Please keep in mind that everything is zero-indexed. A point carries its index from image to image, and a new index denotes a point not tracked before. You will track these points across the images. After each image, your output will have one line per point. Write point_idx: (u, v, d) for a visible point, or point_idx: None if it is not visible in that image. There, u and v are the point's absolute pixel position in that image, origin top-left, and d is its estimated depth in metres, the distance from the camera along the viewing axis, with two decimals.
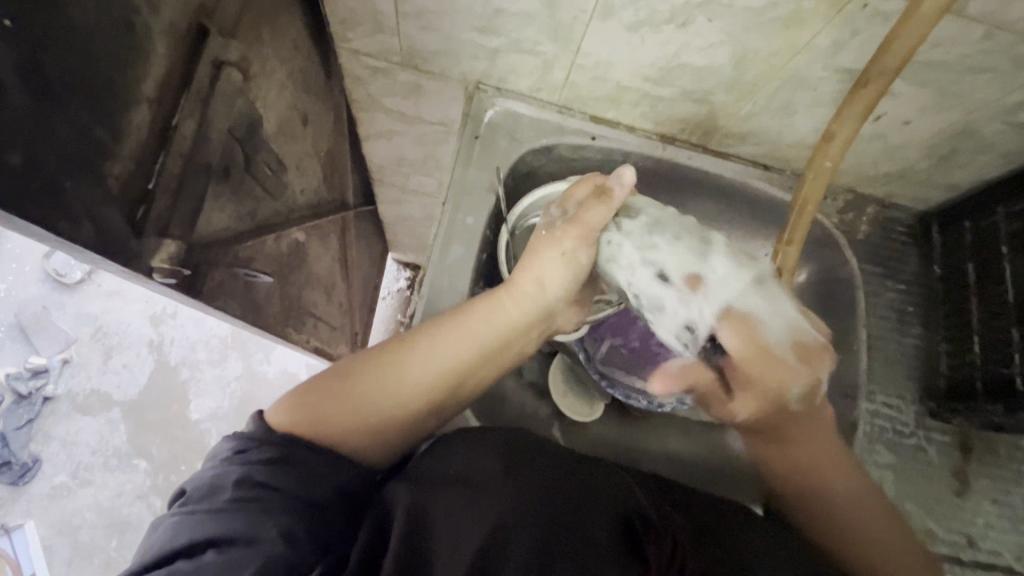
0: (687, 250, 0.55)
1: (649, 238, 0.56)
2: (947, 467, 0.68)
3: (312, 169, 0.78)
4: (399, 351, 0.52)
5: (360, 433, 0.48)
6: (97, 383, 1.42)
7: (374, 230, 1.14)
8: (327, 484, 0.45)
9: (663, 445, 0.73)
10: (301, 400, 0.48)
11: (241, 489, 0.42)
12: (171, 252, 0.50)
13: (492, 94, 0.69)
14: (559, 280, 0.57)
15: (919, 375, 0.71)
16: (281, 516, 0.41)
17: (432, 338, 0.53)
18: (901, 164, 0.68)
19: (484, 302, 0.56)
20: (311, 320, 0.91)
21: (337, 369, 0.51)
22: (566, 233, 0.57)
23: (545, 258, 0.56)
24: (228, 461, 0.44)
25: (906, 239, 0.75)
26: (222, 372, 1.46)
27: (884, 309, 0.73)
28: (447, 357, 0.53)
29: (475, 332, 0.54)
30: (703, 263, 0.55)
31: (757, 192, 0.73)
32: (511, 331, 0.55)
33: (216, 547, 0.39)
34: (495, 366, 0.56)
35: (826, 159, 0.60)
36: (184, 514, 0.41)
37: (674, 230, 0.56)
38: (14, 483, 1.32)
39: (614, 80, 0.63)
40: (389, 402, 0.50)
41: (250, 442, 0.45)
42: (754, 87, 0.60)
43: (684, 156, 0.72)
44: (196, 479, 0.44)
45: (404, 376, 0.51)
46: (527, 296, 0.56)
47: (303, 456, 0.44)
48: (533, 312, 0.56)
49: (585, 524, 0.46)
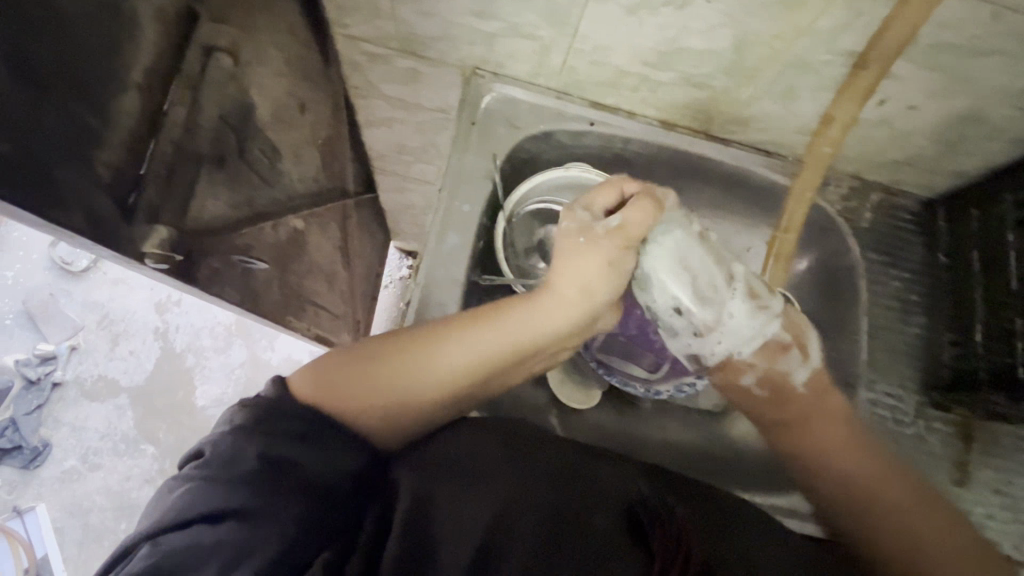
0: (711, 293, 0.55)
1: (683, 273, 0.53)
2: (949, 457, 0.67)
3: (310, 156, 0.78)
4: (434, 342, 0.50)
5: (383, 419, 0.48)
6: (104, 370, 1.44)
7: (376, 218, 1.13)
8: (345, 467, 0.44)
9: (663, 433, 0.73)
10: (330, 377, 0.48)
11: (264, 461, 0.41)
12: (163, 236, 0.54)
13: (489, 79, 0.68)
14: (604, 285, 0.51)
15: (921, 364, 0.70)
16: (301, 495, 0.41)
17: (467, 335, 0.50)
18: (907, 151, 0.66)
19: (525, 303, 0.51)
20: (311, 308, 0.91)
21: (369, 349, 0.50)
22: (601, 239, 0.51)
23: (585, 262, 0.50)
24: (248, 430, 0.42)
25: (911, 226, 0.74)
26: (226, 360, 1.47)
27: (888, 298, 0.72)
28: (478, 359, 0.50)
29: (511, 337, 0.50)
30: (725, 306, 0.55)
31: (759, 179, 0.72)
32: (547, 337, 0.52)
33: (234, 519, 0.38)
34: (524, 366, 0.54)
35: (824, 144, 0.60)
36: (201, 481, 0.40)
37: (706, 271, 0.54)
38: (26, 466, 1.36)
39: (613, 65, 0.62)
40: (414, 398, 0.49)
41: (273, 411, 0.43)
42: (756, 71, 0.58)
43: (684, 142, 0.71)
44: (211, 442, 0.42)
45: (433, 373, 0.49)
46: (572, 301, 0.51)
47: (327, 436, 0.44)
48: (576, 319, 0.52)
49: (590, 514, 0.46)
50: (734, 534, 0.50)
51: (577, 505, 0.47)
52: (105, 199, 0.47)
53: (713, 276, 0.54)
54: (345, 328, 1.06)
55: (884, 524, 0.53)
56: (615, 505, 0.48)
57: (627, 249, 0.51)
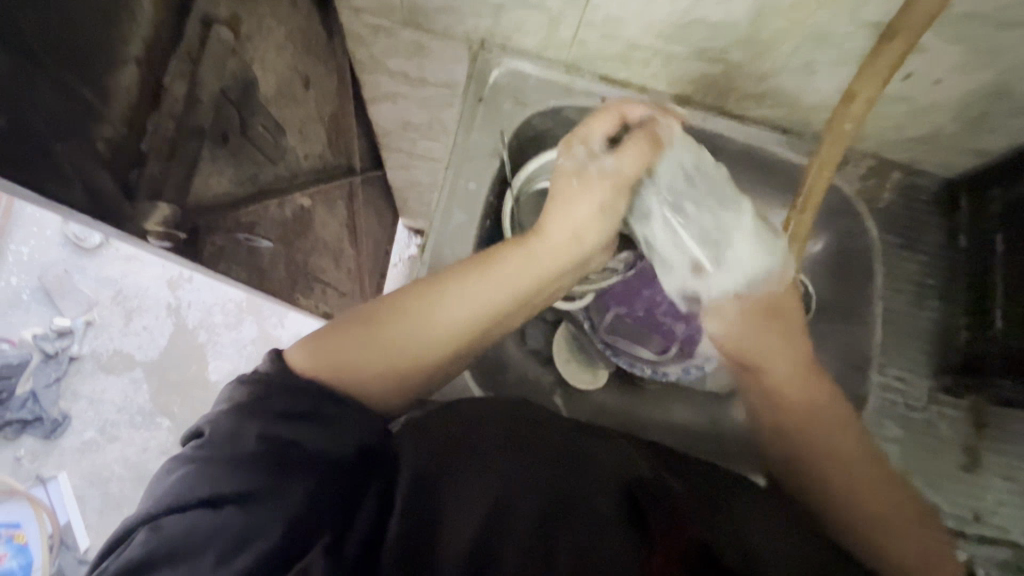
0: (717, 226, 0.58)
1: (679, 207, 0.58)
2: (958, 442, 0.66)
3: (315, 132, 0.77)
4: (426, 297, 0.50)
5: (382, 382, 0.48)
6: (119, 344, 1.47)
7: (383, 196, 1.12)
8: (347, 444, 0.43)
9: (666, 414, 0.73)
10: (325, 346, 0.47)
11: (265, 443, 0.40)
12: (165, 214, 0.53)
13: (496, 54, 0.67)
14: (596, 228, 0.55)
15: (934, 349, 0.69)
16: (304, 475, 0.41)
17: (464, 283, 0.51)
18: (928, 129, 0.64)
19: (520, 246, 0.53)
20: (318, 286, 0.91)
21: (361, 313, 0.50)
22: (615, 170, 0.55)
23: (579, 203, 0.54)
24: (247, 410, 0.41)
25: (928, 207, 0.72)
26: (238, 336, 1.50)
27: (902, 281, 0.70)
28: (478, 309, 0.50)
29: (509, 282, 0.51)
30: (727, 242, 0.58)
31: (773, 157, 0.70)
32: (544, 279, 0.53)
33: (236, 503, 0.38)
34: (523, 310, 0.55)
35: (845, 122, 0.56)
36: (203, 463, 0.39)
37: (708, 206, 0.58)
38: (48, 437, 1.39)
39: (624, 38, 0.60)
40: (412, 355, 0.49)
41: (272, 390, 0.42)
42: (773, 44, 0.56)
43: (697, 118, 0.69)
44: (214, 423, 0.41)
45: (430, 328, 0.49)
46: (564, 245, 0.54)
47: (329, 411, 0.43)
48: (570, 258, 0.54)
49: (588, 494, 0.46)
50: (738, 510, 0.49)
51: (574, 485, 0.46)
52: (105, 174, 0.47)
53: (724, 212, 0.57)
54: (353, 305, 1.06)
55: (849, 505, 0.52)
56: (618, 486, 0.47)
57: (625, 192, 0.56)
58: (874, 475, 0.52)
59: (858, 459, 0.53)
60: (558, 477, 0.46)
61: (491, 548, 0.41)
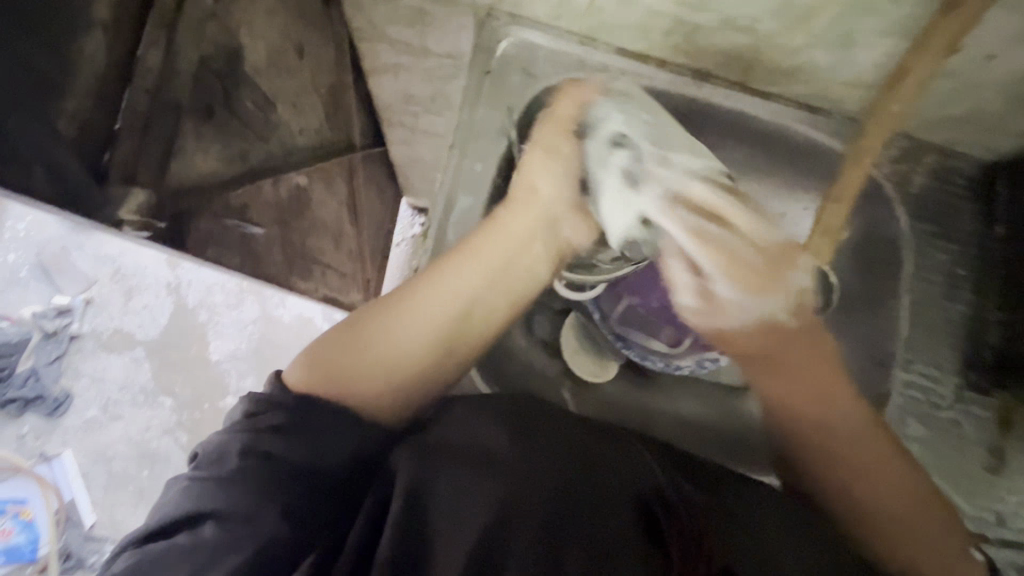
0: (615, 171, 0.57)
1: (593, 170, 0.58)
2: (983, 442, 0.63)
3: (311, 107, 0.73)
4: (406, 298, 0.52)
5: (375, 381, 0.48)
6: (118, 323, 1.39)
7: (384, 174, 1.08)
8: (338, 455, 0.42)
9: (675, 408, 0.70)
10: (314, 364, 0.47)
11: (250, 458, 0.40)
12: None
13: (505, 22, 0.62)
14: (549, 180, 0.58)
15: (963, 344, 0.65)
16: (284, 492, 0.40)
17: (436, 270, 0.54)
18: (972, 109, 0.59)
19: (485, 226, 0.57)
20: (318, 268, 0.88)
21: (344, 330, 0.50)
22: (543, 136, 0.59)
23: (530, 160, 0.58)
24: (239, 427, 0.41)
25: (965, 193, 0.67)
26: (239, 315, 1.46)
27: (933, 271, 0.66)
28: (455, 288, 0.52)
29: (476, 253, 0.54)
30: (627, 184, 0.57)
31: (799, 137, 0.66)
32: (513, 247, 0.55)
33: (216, 522, 0.38)
34: (505, 296, 0.55)
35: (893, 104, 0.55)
36: (190, 482, 0.40)
37: (608, 159, 0.57)
38: (48, 416, 1.36)
39: (644, 6, 0.55)
40: (397, 345, 0.49)
41: (264, 405, 0.42)
42: (810, 13, 0.51)
43: (720, 95, 0.64)
44: (207, 443, 0.42)
45: (409, 313, 0.51)
46: (523, 202, 0.57)
47: (316, 420, 0.42)
48: (534, 223, 0.56)
49: (593, 507, 0.44)
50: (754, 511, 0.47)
51: (580, 494, 0.44)
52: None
53: (615, 161, 0.57)
54: None
55: (868, 507, 0.50)
56: (627, 497, 0.45)
57: (567, 133, 0.59)
58: (873, 458, 0.51)
59: (852, 427, 0.52)
60: (567, 485, 0.44)
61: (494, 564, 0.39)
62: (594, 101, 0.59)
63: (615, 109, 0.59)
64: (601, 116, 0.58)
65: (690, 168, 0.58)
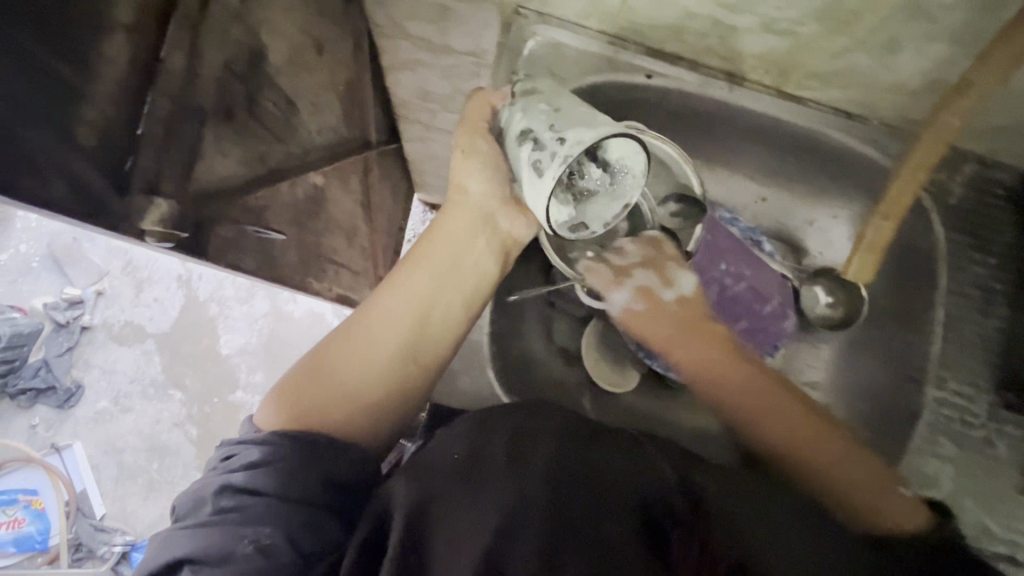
0: (525, 174, 0.46)
1: (520, 176, 0.48)
2: (1017, 464, 0.61)
3: (329, 104, 0.71)
4: (363, 320, 0.51)
5: (344, 399, 0.48)
6: (130, 315, 1.48)
7: (398, 171, 1.06)
8: (311, 479, 0.42)
9: (698, 419, 0.69)
10: (285, 400, 0.47)
11: (220, 499, 0.41)
12: (164, 212, 0.51)
13: (532, 20, 0.60)
14: (477, 179, 0.53)
15: (998, 362, 0.63)
16: (259, 525, 0.39)
17: (384, 288, 0.53)
18: (1018, 118, 0.56)
19: (426, 237, 0.55)
20: (331, 268, 0.87)
21: (309, 361, 0.50)
22: (465, 148, 0.53)
23: (460, 164, 0.53)
24: (215, 472, 0.43)
25: (1004, 204, 0.65)
26: (250, 310, 1.52)
27: (968, 285, 0.64)
28: (410, 298, 0.51)
29: (422, 262, 0.53)
30: (530, 187, 0.46)
31: (836, 144, 0.63)
32: (458, 249, 0.54)
33: (193, 565, 0.38)
34: (460, 296, 0.54)
35: (953, 116, 0.53)
36: (171, 530, 0.41)
37: (520, 162, 0.47)
38: (61, 406, 1.42)
39: (679, 6, 0.53)
40: (357, 359, 0.49)
41: (235, 447, 0.44)
42: (854, 17, 0.49)
43: (754, 100, 0.62)
44: (185, 496, 0.43)
45: (362, 329, 0.50)
46: (457, 206, 0.54)
47: (281, 450, 0.42)
48: (471, 223, 0.54)
49: (600, 521, 0.40)
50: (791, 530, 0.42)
51: (584, 506, 0.40)
52: (88, 166, 0.44)
53: (523, 161, 0.46)
54: (367, 286, 1.02)
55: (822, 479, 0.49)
56: (637, 508, 0.41)
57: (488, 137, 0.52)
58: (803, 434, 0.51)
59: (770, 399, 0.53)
60: (567, 494, 0.40)
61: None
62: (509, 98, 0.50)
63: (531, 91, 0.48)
64: (510, 108, 0.49)
65: (560, 141, 0.43)
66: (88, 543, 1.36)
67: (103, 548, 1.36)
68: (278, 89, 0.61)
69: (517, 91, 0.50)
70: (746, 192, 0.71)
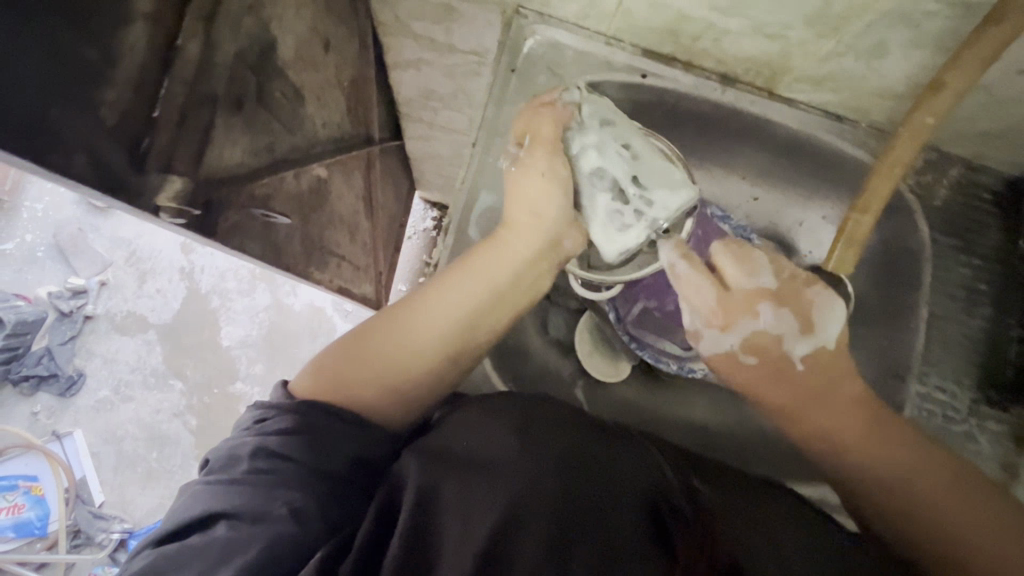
0: (599, 216, 0.52)
1: (590, 211, 0.53)
2: (998, 458, 0.63)
3: (334, 99, 0.73)
4: (410, 315, 0.51)
5: (380, 390, 0.48)
6: (132, 306, 1.52)
7: (401, 167, 1.08)
8: (341, 454, 0.44)
9: (689, 412, 0.71)
10: (322, 373, 0.48)
11: (256, 461, 0.41)
12: (177, 188, 0.51)
13: (532, 20, 0.62)
14: (552, 204, 0.52)
15: (981, 360, 0.65)
16: (292, 491, 0.41)
17: (437, 286, 0.52)
18: (1002, 122, 0.58)
19: (489, 246, 0.54)
20: (334, 260, 0.88)
21: (351, 337, 0.51)
22: (536, 164, 0.52)
23: (526, 188, 0.52)
24: (248, 432, 0.44)
25: (990, 207, 0.67)
26: (251, 302, 1.54)
27: (954, 285, 0.66)
28: (459, 303, 0.51)
29: (480, 273, 0.52)
30: (604, 230, 0.52)
31: (825, 146, 0.65)
32: (515, 266, 0.53)
33: (227, 521, 0.39)
34: (507, 310, 0.54)
35: (928, 115, 0.53)
36: (204, 485, 0.41)
37: (597, 202, 0.52)
38: (63, 394, 1.46)
39: (674, 9, 0.55)
40: (399, 355, 0.49)
41: (270, 411, 0.44)
42: (842, 22, 0.50)
43: (746, 101, 0.64)
44: (218, 451, 0.44)
45: (409, 329, 0.50)
46: (530, 227, 0.52)
47: (317, 427, 0.43)
48: (535, 248, 0.53)
49: (607, 506, 0.43)
50: (778, 527, 0.47)
51: (590, 493, 0.43)
52: (111, 146, 0.45)
53: (602, 203, 0.52)
54: (368, 279, 1.04)
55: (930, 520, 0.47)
56: (636, 498, 0.44)
57: (553, 151, 0.52)
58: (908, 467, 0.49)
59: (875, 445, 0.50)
60: (575, 488, 0.43)
61: (504, 564, 0.38)
62: (574, 121, 0.53)
63: (596, 122, 0.53)
64: (579, 134, 0.53)
65: (652, 199, 0.51)
66: (87, 530, 1.39)
67: (100, 535, 1.38)
68: (287, 82, 0.63)
69: (582, 118, 0.53)
70: (740, 191, 0.70)
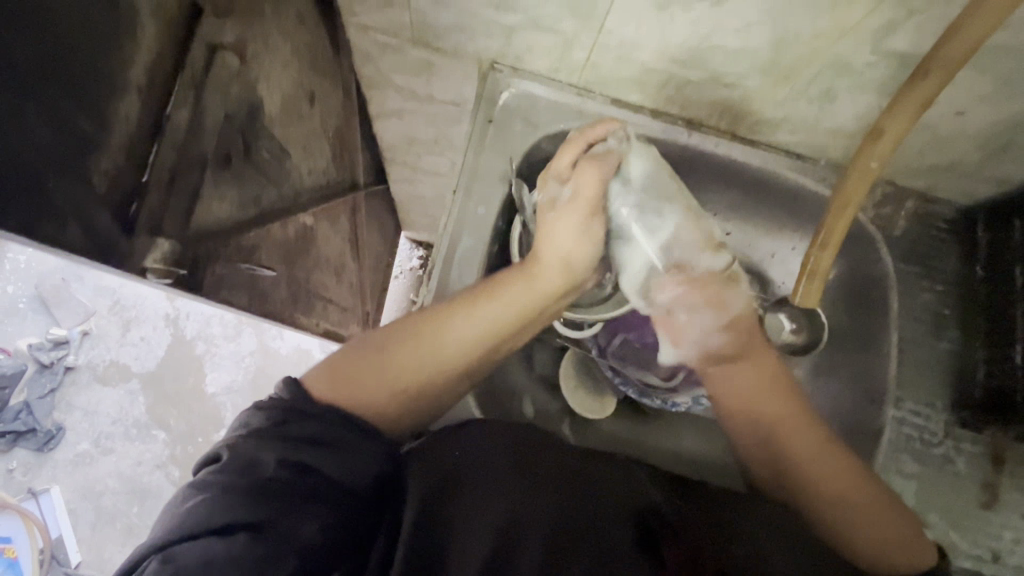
0: (635, 261, 0.59)
1: (634, 253, 0.58)
2: (976, 478, 0.65)
3: (319, 148, 0.76)
4: (436, 330, 0.51)
5: (393, 402, 0.49)
6: (115, 355, 1.51)
7: (387, 209, 1.10)
8: (366, 471, 0.43)
9: (676, 442, 0.71)
10: (341, 378, 0.47)
11: (284, 470, 0.40)
12: (165, 251, 0.58)
13: (507, 75, 0.65)
14: (582, 255, 0.56)
15: (951, 381, 0.67)
16: (318, 505, 0.41)
17: (462, 305, 0.52)
18: (947, 157, 0.62)
19: (518, 275, 0.54)
20: (320, 304, 0.89)
21: (372, 342, 0.50)
22: (567, 228, 0.56)
23: (557, 231, 0.56)
24: (268, 436, 0.41)
25: (948, 234, 0.71)
26: (237, 347, 1.55)
27: (919, 312, 0.68)
28: (483, 326, 0.52)
29: (506, 301, 0.53)
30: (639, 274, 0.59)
31: (789, 184, 0.69)
32: (540, 302, 0.54)
33: (251, 532, 0.37)
34: (522, 336, 0.56)
35: (871, 160, 0.56)
36: (219, 489, 0.39)
37: (641, 245, 0.58)
38: (40, 449, 1.41)
39: (639, 63, 0.59)
40: (421, 376, 0.50)
41: (290, 416, 0.42)
42: (792, 72, 0.55)
43: (711, 143, 0.67)
44: (231, 448, 0.41)
45: (434, 353, 0.50)
46: (563, 264, 0.55)
47: (343, 441, 0.43)
48: (568, 282, 0.56)
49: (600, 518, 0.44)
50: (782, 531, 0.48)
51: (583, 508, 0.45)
52: (101, 210, 0.52)
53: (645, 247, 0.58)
54: (354, 322, 1.04)
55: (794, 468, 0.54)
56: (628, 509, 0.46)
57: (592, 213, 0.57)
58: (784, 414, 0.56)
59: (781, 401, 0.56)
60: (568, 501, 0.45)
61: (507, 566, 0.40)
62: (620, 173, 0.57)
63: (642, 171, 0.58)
64: (624, 184, 0.57)
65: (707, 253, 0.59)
66: None
67: None
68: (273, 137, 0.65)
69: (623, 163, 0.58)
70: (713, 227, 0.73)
